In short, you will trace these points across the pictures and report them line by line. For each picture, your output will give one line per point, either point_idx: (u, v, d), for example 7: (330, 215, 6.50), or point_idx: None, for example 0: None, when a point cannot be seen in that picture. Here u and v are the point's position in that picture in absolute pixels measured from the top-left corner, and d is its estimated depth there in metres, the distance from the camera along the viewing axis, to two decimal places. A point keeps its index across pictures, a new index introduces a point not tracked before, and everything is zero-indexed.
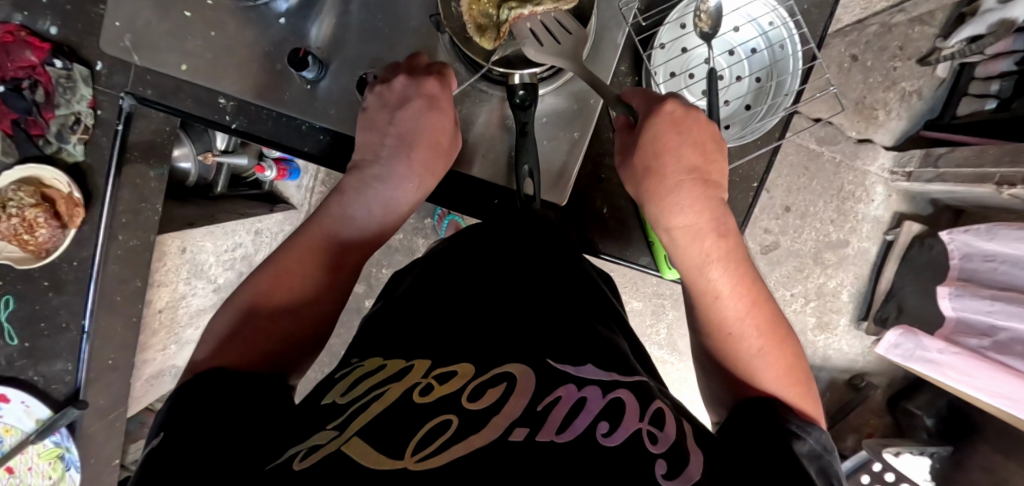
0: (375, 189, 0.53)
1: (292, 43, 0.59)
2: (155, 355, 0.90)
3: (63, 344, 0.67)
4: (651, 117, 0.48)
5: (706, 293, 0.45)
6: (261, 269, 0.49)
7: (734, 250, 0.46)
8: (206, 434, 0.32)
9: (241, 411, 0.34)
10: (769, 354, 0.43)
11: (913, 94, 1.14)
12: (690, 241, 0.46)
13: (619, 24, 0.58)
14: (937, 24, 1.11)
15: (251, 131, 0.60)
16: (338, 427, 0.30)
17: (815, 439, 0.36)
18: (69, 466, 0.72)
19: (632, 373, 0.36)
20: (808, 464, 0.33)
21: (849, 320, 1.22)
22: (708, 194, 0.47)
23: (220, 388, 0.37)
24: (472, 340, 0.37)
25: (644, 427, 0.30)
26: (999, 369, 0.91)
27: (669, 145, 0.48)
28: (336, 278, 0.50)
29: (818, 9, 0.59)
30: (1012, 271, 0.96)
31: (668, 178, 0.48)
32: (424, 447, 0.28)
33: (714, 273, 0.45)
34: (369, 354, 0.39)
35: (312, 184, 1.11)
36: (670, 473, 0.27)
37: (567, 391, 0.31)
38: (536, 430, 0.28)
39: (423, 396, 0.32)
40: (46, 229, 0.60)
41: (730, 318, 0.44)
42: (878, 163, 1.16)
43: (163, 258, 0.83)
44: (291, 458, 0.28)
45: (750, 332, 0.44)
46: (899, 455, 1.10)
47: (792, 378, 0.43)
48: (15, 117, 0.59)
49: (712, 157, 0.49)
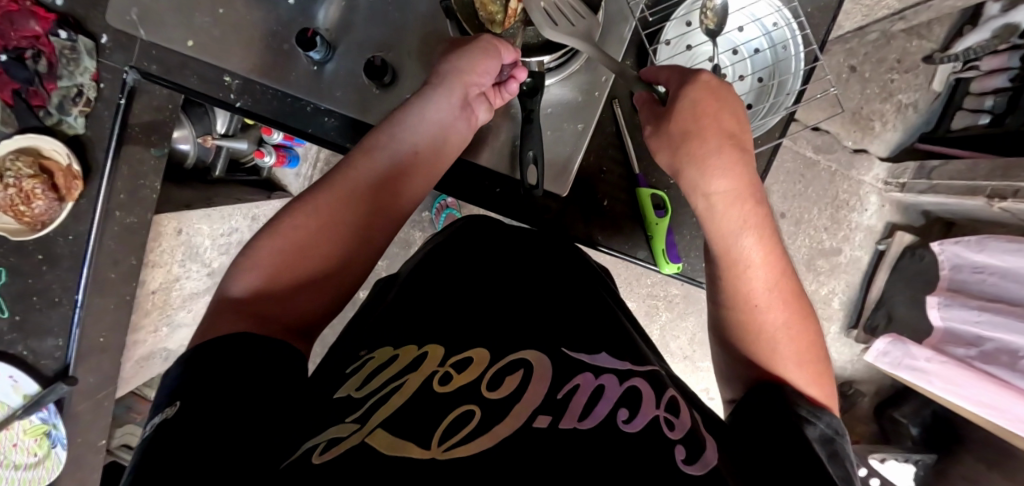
0: (425, 115, 0.52)
1: (299, 24, 0.59)
2: (145, 337, 0.90)
3: (55, 319, 0.66)
4: (689, 85, 0.47)
5: (737, 260, 0.45)
6: (304, 207, 0.48)
7: (765, 220, 0.45)
8: (225, 420, 0.31)
9: (258, 387, 0.34)
10: (797, 333, 0.44)
11: (909, 106, 1.16)
12: (733, 200, 0.45)
13: (626, 18, 0.58)
14: (934, 39, 1.13)
15: (255, 111, 0.60)
16: (358, 420, 0.29)
17: (827, 424, 0.37)
18: (55, 443, 0.72)
19: (644, 362, 0.37)
20: (817, 445, 0.35)
21: (839, 327, 1.24)
22: (746, 160, 0.46)
23: (235, 361, 0.35)
24: (493, 325, 0.37)
25: (661, 415, 0.30)
26: (984, 379, 0.92)
27: (708, 110, 0.46)
28: (379, 228, 0.50)
29: (822, 14, 0.60)
30: (1000, 283, 0.96)
31: (709, 141, 0.46)
32: (449, 437, 0.28)
33: (747, 238, 0.44)
34: (378, 345, 0.38)
35: (310, 173, 1.07)
36: (689, 458, 0.27)
37: (585, 379, 0.32)
38: (559, 418, 0.29)
39: (442, 385, 0.32)
40: (42, 201, 0.59)
41: (759, 288, 0.44)
42: (873, 174, 1.18)
43: (158, 238, 0.84)
44: (309, 452, 0.27)
45: (778, 306, 0.44)
46: (885, 461, 1.11)
47: (810, 361, 0.43)
48: (16, 88, 0.58)
49: (744, 126, 0.48)
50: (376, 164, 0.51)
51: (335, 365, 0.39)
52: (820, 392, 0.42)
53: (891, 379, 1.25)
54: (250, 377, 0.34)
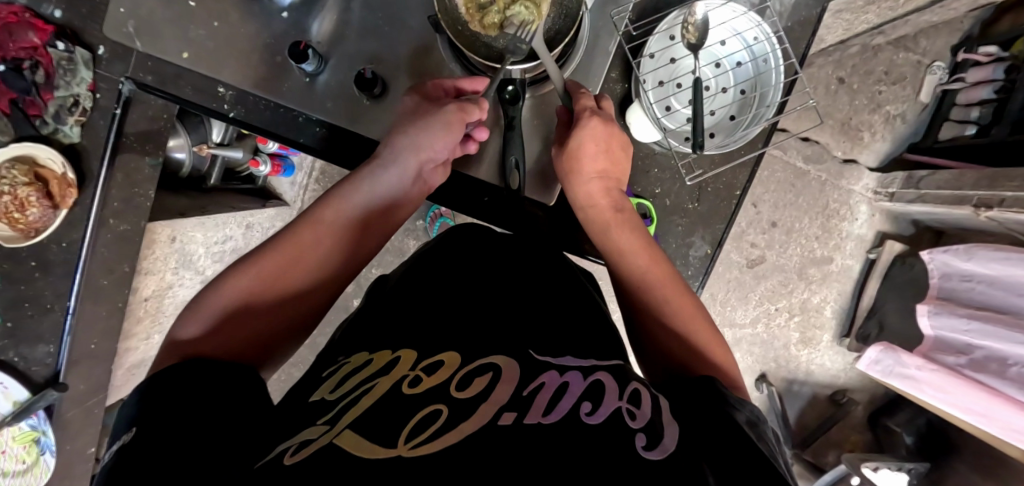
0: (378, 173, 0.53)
1: (292, 37, 0.61)
2: (137, 344, 0.89)
3: (47, 325, 0.66)
4: (578, 131, 0.53)
5: (610, 249, 0.53)
6: (250, 268, 0.49)
7: (630, 220, 0.53)
8: (195, 430, 0.32)
9: (216, 404, 0.35)
10: (676, 303, 0.49)
11: (897, 117, 1.18)
12: (595, 216, 0.54)
13: (610, 32, 0.60)
14: (919, 50, 1.15)
15: (248, 120, 0.62)
16: (329, 422, 0.30)
17: (747, 409, 0.36)
18: (44, 450, 0.71)
19: (609, 358, 0.37)
20: (748, 429, 0.34)
21: (832, 336, 1.25)
22: (611, 191, 0.54)
23: (188, 380, 0.36)
24: (471, 327, 0.38)
25: (623, 406, 0.30)
26: (974, 387, 0.92)
27: (585, 154, 0.53)
28: (329, 279, 0.52)
29: (802, 27, 0.62)
30: (989, 291, 0.97)
31: (583, 175, 0.54)
32: (416, 435, 0.28)
33: (614, 233, 0.52)
34: (355, 350, 0.39)
35: (306, 181, 1.10)
36: (649, 445, 0.28)
37: (550, 377, 0.32)
38: (524, 414, 0.29)
39: (411, 387, 0.32)
40: (37, 209, 0.60)
41: (630, 268, 0.51)
42: (862, 183, 1.19)
43: (152, 246, 0.84)
44: (281, 454, 0.28)
45: (654, 283, 0.50)
46: (878, 470, 1.09)
47: (701, 325, 0.49)
48: (13, 97, 0.60)
49: (619, 159, 0.55)
50: (340, 217, 0.53)
51: (314, 370, 0.39)
52: (716, 355, 0.47)
53: (883, 387, 1.26)
54: (209, 398, 0.35)
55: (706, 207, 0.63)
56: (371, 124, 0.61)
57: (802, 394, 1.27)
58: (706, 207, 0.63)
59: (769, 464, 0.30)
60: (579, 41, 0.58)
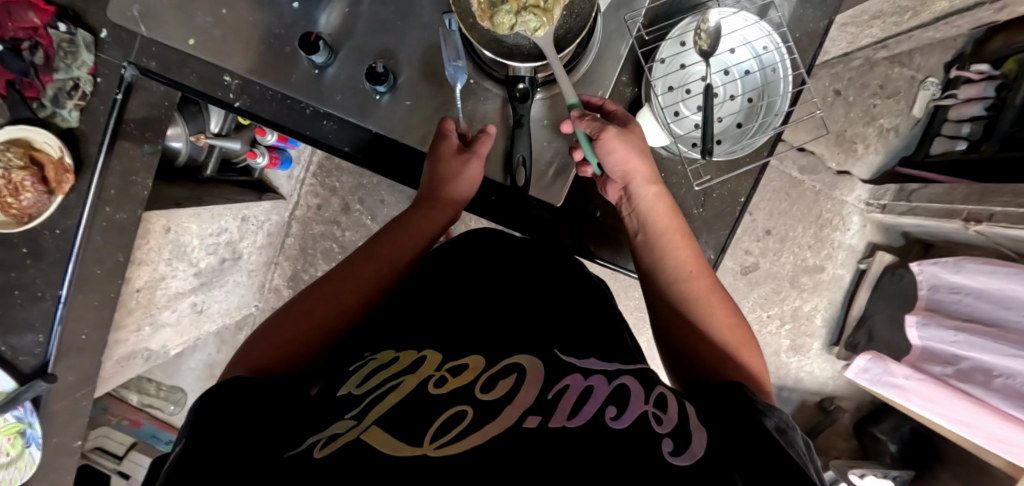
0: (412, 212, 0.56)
1: (301, 27, 0.60)
2: (127, 336, 0.86)
3: (36, 314, 0.64)
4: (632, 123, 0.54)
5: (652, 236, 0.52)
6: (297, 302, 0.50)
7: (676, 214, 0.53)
8: (230, 428, 0.31)
9: (253, 409, 0.34)
10: (707, 302, 0.50)
11: (890, 130, 1.20)
12: (657, 204, 0.52)
13: (624, 35, 0.60)
14: (914, 65, 1.18)
15: (253, 110, 0.61)
16: (356, 417, 0.30)
17: (778, 418, 0.36)
18: (30, 443, 0.68)
19: (631, 362, 0.37)
20: (777, 435, 0.34)
21: (821, 344, 1.26)
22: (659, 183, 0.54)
23: (248, 393, 0.35)
24: (496, 330, 0.38)
25: (649, 410, 0.30)
26: (961, 397, 0.94)
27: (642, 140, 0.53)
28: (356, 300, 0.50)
29: (809, 38, 0.62)
30: (976, 304, 0.98)
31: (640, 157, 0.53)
32: (441, 436, 0.28)
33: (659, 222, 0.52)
34: (380, 348, 0.38)
35: (303, 175, 1.12)
36: (676, 450, 0.28)
37: (574, 380, 0.32)
38: (549, 418, 0.29)
39: (436, 387, 0.32)
40: (31, 193, 0.58)
41: (676, 263, 0.51)
42: (855, 194, 1.21)
43: (146, 235, 0.79)
44: (310, 446, 0.27)
45: (692, 279, 0.51)
46: (864, 476, 1.12)
47: (734, 330, 0.49)
48: (9, 78, 0.57)
49: None
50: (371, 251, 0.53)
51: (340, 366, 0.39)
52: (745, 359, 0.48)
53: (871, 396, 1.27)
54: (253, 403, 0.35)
55: (711, 213, 0.63)
56: (380, 119, 0.60)
57: (790, 400, 1.28)
58: (711, 212, 0.63)
59: (796, 466, 0.30)
60: (591, 43, 0.59)
